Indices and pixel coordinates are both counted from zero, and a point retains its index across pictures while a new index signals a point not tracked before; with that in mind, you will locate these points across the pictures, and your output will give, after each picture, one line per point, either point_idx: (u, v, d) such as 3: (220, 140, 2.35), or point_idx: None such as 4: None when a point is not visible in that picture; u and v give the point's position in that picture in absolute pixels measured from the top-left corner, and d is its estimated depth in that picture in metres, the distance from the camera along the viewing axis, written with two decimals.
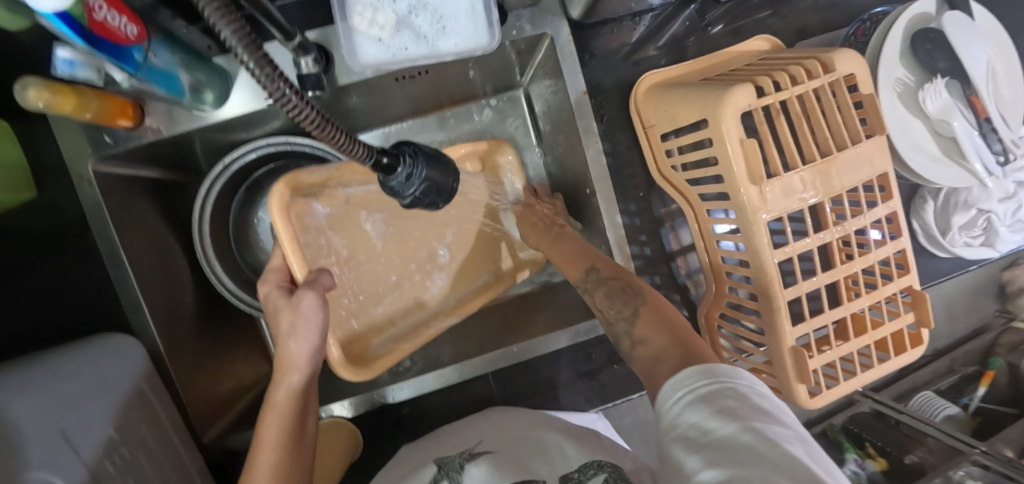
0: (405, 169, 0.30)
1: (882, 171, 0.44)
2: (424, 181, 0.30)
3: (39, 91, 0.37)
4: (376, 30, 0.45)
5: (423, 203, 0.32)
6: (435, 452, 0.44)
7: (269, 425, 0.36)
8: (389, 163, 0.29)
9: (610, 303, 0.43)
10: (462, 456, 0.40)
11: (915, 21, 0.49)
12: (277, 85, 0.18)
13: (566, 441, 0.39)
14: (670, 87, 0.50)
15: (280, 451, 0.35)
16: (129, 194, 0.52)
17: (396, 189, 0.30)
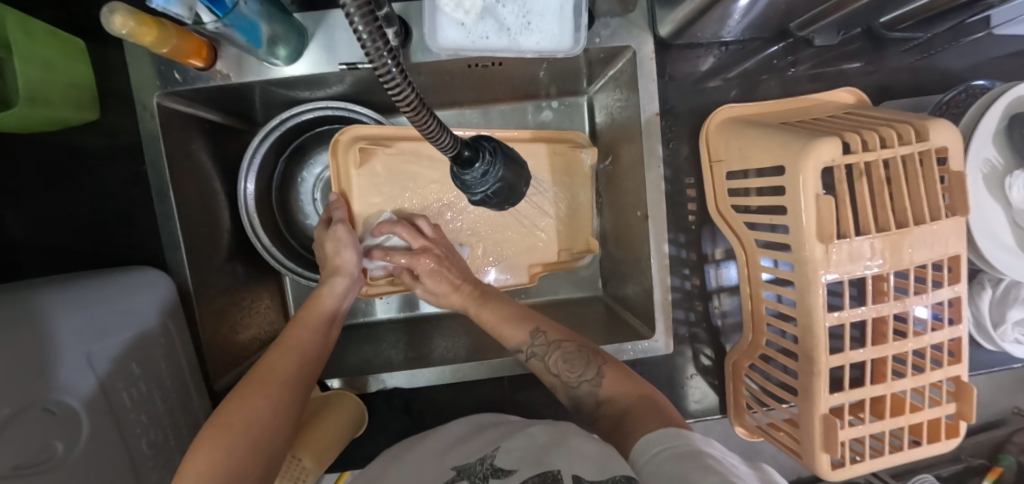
0: (484, 166, 0.29)
1: (955, 253, 0.42)
2: (499, 180, 0.30)
3: (125, 19, 0.36)
4: (461, 13, 0.44)
5: (490, 202, 0.32)
6: (451, 455, 0.41)
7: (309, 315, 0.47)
8: (469, 156, 0.28)
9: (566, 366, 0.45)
10: (482, 466, 0.36)
11: (1016, 103, 0.47)
12: (380, 51, 0.17)
13: (595, 444, 0.36)
14: (746, 125, 0.48)
15: (312, 336, 0.45)
16: (188, 132, 0.52)
17: (469, 185, 0.30)
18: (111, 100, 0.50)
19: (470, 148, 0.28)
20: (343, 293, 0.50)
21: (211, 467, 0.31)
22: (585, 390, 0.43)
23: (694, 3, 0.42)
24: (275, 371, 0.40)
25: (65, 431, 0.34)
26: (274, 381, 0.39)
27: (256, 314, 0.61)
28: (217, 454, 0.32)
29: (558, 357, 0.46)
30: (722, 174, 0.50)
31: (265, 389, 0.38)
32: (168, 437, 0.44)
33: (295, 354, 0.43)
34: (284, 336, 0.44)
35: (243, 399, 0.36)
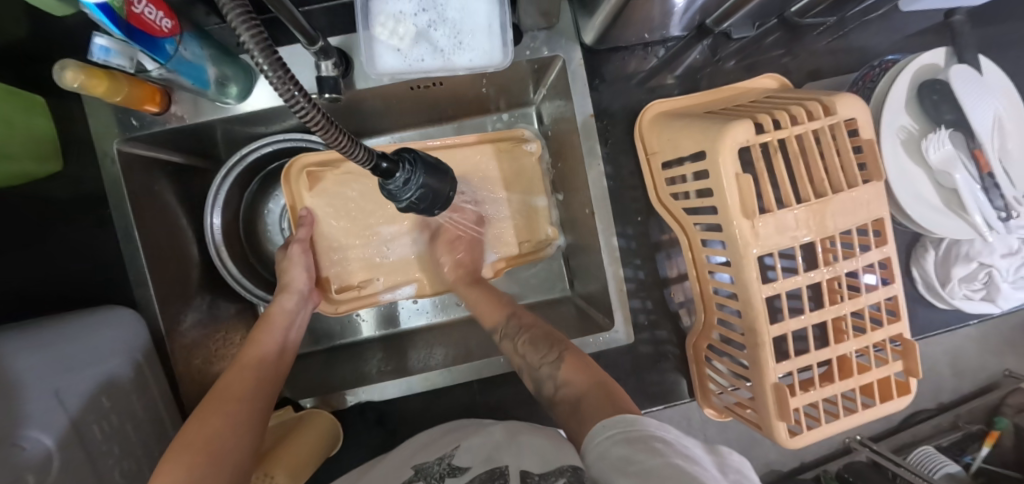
0: (404, 175, 0.31)
1: (877, 216, 0.44)
2: (420, 186, 0.32)
3: (75, 73, 0.39)
4: (395, 40, 0.47)
5: (418, 208, 0.34)
6: (413, 456, 0.44)
7: (260, 338, 0.49)
8: (389, 168, 0.29)
9: (534, 348, 0.50)
10: (440, 468, 0.39)
11: (924, 71, 0.50)
12: (288, 89, 0.18)
13: (541, 439, 0.39)
14: (674, 117, 0.51)
15: (265, 357, 0.48)
16: (149, 175, 0.55)
17: (394, 194, 0.32)
18: (73, 151, 0.52)
19: (388, 159, 0.29)
20: (295, 310, 0.53)
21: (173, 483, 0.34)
22: (550, 372, 0.47)
23: (607, 10, 0.45)
24: (235, 389, 0.43)
25: (31, 465, 0.35)
26: (235, 398, 0.42)
27: (230, 345, 0.63)
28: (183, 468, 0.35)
29: (526, 340, 0.52)
30: (658, 165, 0.53)
31: (220, 410, 0.40)
32: (142, 468, 0.46)
33: (251, 375, 0.45)
34: (240, 362, 0.47)
35: (201, 422, 0.39)
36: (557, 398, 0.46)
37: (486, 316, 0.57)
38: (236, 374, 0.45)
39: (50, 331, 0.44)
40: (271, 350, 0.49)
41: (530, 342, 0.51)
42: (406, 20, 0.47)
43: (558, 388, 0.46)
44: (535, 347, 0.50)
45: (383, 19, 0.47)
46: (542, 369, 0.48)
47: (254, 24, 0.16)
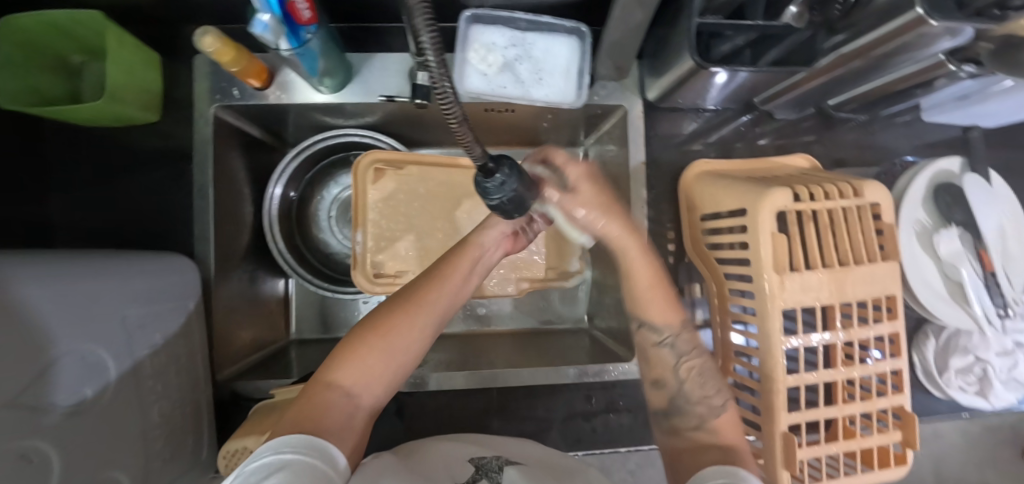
0: (502, 176, 0.35)
1: (890, 293, 0.49)
2: (515, 189, 0.36)
3: (213, 39, 0.45)
4: (484, 66, 0.54)
5: (503, 209, 0.38)
6: (461, 451, 0.45)
7: (455, 256, 0.50)
8: (492, 167, 0.35)
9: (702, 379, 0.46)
10: (495, 467, 0.41)
11: (940, 174, 0.56)
12: (445, 86, 0.20)
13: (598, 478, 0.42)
14: (717, 176, 0.56)
15: (461, 276, 0.49)
16: (232, 142, 0.60)
17: (488, 191, 0.36)
18: (171, 108, 0.57)
19: (492, 159, 0.34)
20: (497, 254, 0.55)
21: (356, 377, 0.40)
22: (700, 412, 0.45)
23: (677, 73, 0.52)
24: (430, 300, 0.45)
25: (93, 378, 0.37)
26: (424, 309, 0.45)
27: (261, 315, 0.65)
28: (366, 366, 0.40)
29: (696, 365, 0.47)
30: (697, 217, 0.58)
31: (406, 323, 0.43)
32: (174, 412, 0.47)
33: (445, 294, 0.47)
34: (436, 271, 0.48)
35: (399, 329, 0.42)
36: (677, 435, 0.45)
37: (655, 315, 0.47)
38: (435, 281, 0.47)
39: (130, 258, 0.47)
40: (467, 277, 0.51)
41: (694, 369, 0.47)
42: (501, 51, 0.54)
43: (698, 410, 0.45)
44: (704, 384, 0.46)
45: (478, 46, 0.54)
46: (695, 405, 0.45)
47: (435, 27, 0.17)
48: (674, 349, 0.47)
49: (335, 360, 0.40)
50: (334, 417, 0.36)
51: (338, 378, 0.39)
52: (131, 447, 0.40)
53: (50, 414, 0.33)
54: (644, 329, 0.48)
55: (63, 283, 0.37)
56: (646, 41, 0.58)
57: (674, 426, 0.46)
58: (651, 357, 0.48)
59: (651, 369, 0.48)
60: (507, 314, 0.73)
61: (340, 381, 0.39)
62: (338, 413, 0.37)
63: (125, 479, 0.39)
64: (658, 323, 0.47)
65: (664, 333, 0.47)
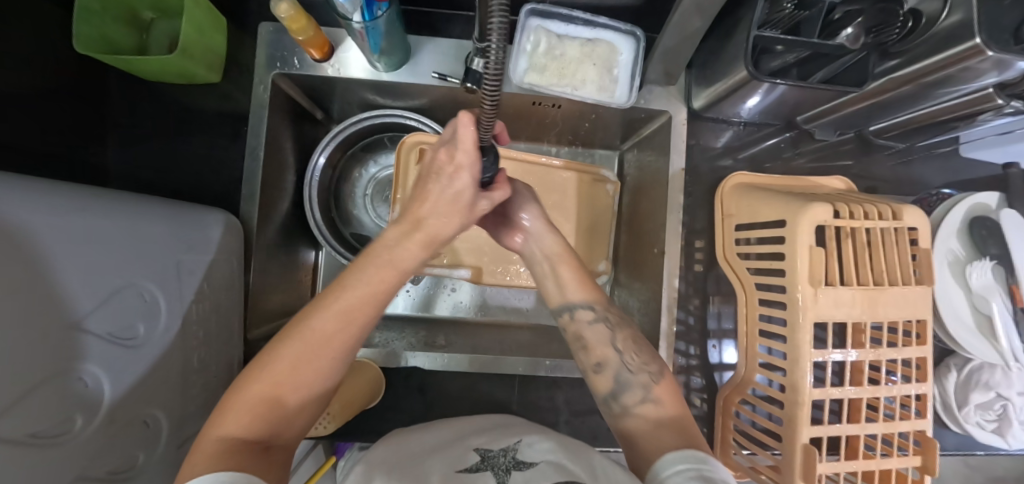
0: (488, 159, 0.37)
1: (921, 318, 0.49)
2: (487, 179, 0.39)
3: (289, 6, 0.47)
4: (538, 58, 0.55)
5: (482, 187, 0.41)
6: (472, 436, 0.47)
7: (357, 291, 0.37)
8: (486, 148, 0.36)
9: (636, 350, 0.48)
10: (505, 459, 0.41)
11: (977, 207, 0.57)
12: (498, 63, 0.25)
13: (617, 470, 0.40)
14: (755, 189, 0.57)
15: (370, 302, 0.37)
16: (286, 110, 0.61)
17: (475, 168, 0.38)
18: (234, 71, 0.59)
19: (488, 146, 0.37)
20: (419, 261, 0.39)
21: (244, 425, 0.33)
22: (642, 381, 0.46)
23: (728, 82, 0.54)
24: (315, 328, 0.36)
25: (146, 315, 0.38)
26: (310, 343, 0.35)
27: (292, 283, 0.66)
28: (252, 405, 0.34)
29: (627, 335, 0.49)
30: (731, 227, 0.59)
31: (325, 358, 0.36)
32: (210, 361, 0.48)
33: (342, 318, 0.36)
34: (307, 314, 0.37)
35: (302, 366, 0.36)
36: (633, 412, 0.45)
37: (575, 293, 0.51)
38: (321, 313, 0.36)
39: (188, 208, 0.48)
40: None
41: (628, 340, 0.48)
42: (558, 47, 0.55)
43: (643, 400, 0.45)
44: (638, 352, 0.48)
45: (534, 39, 0.55)
46: (634, 374, 0.46)
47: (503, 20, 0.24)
48: (606, 323, 0.49)
49: (218, 410, 0.34)
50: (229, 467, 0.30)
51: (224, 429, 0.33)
52: (173, 389, 0.42)
53: (108, 342, 0.35)
54: (575, 312, 0.50)
55: (128, 220, 0.38)
56: (697, 51, 0.60)
57: (622, 404, 0.45)
58: (586, 338, 0.49)
59: (589, 351, 0.49)
60: (530, 308, 0.74)
61: (229, 432, 0.33)
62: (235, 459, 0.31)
63: (164, 416, 0.41)
64: (574, 300, 0.51)
65: (595, 308, 0.50)
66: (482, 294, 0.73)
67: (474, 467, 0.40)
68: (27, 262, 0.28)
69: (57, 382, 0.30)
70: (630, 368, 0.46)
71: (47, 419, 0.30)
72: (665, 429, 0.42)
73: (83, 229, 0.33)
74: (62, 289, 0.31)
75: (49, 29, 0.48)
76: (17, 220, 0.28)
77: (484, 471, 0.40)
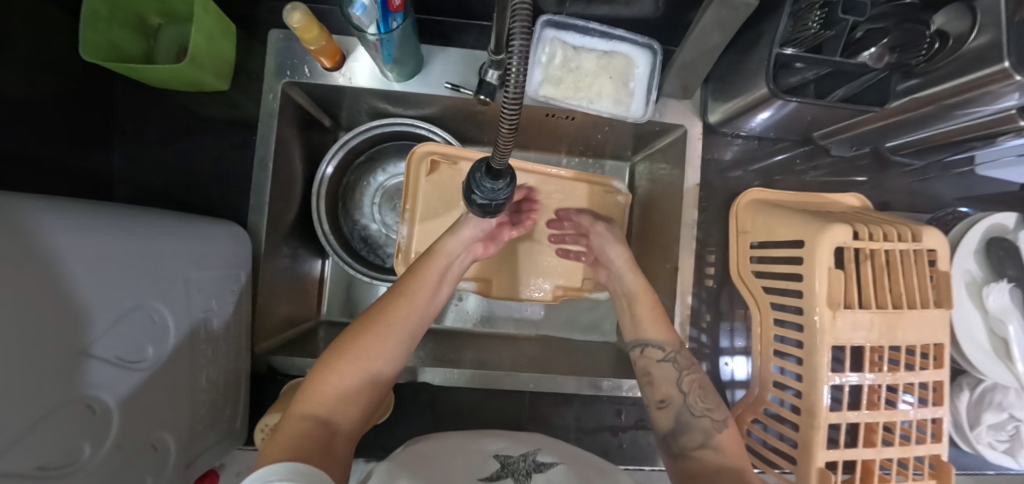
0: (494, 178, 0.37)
1: (939, 341, 0.49)
2: (503, 200, 0.38)
3: (301, 15, 0.45)
4: (552, 71, 0.55)
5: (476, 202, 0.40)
6: (489, 439, 0.45)
7: (416, 295, 0.47)
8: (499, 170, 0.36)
9: (704, 394, 0.46)
10: (526, 464, 0.41)
11: (994, 228, 0.56)
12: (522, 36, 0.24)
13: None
14: (771, 206, 0.56)
15: (422, 295, 0.48)
16: (294, 119, 0.60)
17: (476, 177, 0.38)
18: (242, 79, 0.58)
19: (505, 168, 0.36)
20: (458, 253, 0.54)
21: (323, 403, 0.37)
22: (704, 426, 0.44)
23: (747, 99, 0.53)
24: (399, 313, 0.45)
25: (155, 335, 0.37)
26: (390, 325, 0.44)
27: (298, 293, 0.65)
28: (332, 387, 0.38)
29: (695, 379, 0.47)
30: (746, 243, 0.58)
31: (399, 350, 0.43)
32: (218, 378, 0.47)
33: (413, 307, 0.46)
34: (390, 311, 0.45)
35: (371, 347, 0.42)
36: (691, 455, 0.43)
37: (652, 332, 0.51)
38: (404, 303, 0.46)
39: (196, 220, 0.47)
40: (433, 289, 0.50)
41: (695, 382, 0.47)
42: (574, 59, 0.54)
43: (704, 448, 0.43)
44: (704, 396, 0.46)
45: (548, 51, 0.54)
46: (698, 418, 0.45)
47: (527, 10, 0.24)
48: (674, 364, 0.48)
49: (300, 395, 0.38)
50: (308, 441, 0.33)
51: (312, 407, 0.37)
52: (181, 409, 0.41)
53: (118, 367, 0.34)
54: (648, 348, 0.50)
55: (138, 237, 0.37)
56: (715, 65, 0.59)
57: (680, 446, 0.44)
58: (654, 376, 0.48)
59: (653, 387, 0.48)
60: (538, 320, 0.73)
61: (309, 411, 0.37)
62: (309, 436, 0.34)
63: (173, 437, 0.40)
64: (651, 338, 0.50)
65: (665, 348, 0.49)
66: (490, 305, 0.72)
67: (495, 477, 0.39)
68: (42, 289, 0.27)
69: (65, 410, 0.29)
70: (693, 411, 0.45)
71: (55, 449, 0.29)
72: (724, 479, 0.40)
73: (97, 250, 0.32)
74: (73, 314, 0.30)
75: (55, 36, 0.47)
76: (31, 247, 0.27)
77: (505, 478, 0.39)
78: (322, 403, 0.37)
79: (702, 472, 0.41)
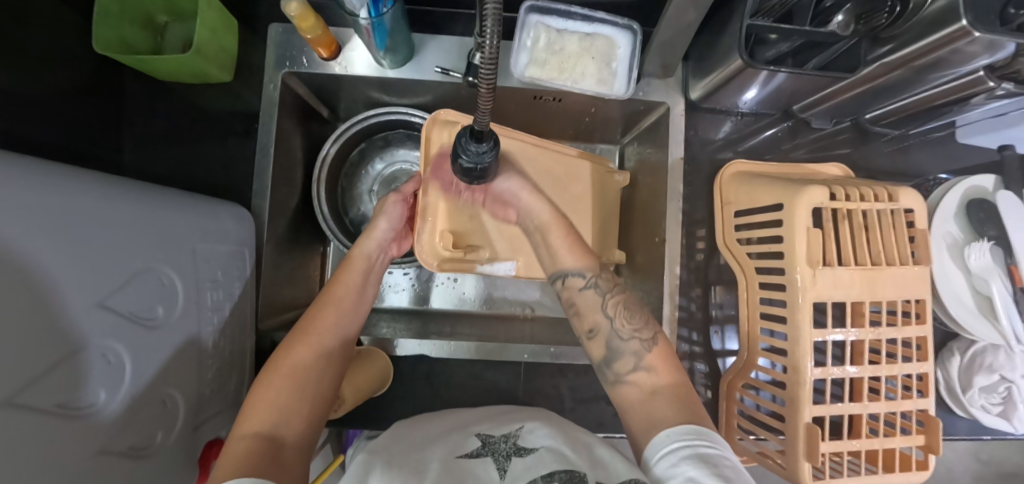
0: (478, 147, 0.39)
1: (920, 297, 0.50)
2: (488, 163, 0.41)
3: (297, 4, 0.48)
4: (537, 52, 0.57)
5: (463, 169, 0.43)
6: (474, 423, 0.48)
7: (339, 301, 0.52)
8: (480, 135, 0.38)
9: (628, 317, 0.49)
10: (506, 444, 0.42)
11: (973, 190, 0.58)
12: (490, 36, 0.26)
13: (611, 455, 0.42)
14: (753, 176, 0.58)
15: (347, 303, 0.52)
16: (295, 109, 0.64)
17: (462, 147, 0.40)
18: (245, 71, 0.61)
19: (487, 131, 0.38)
20: (378, 255, 0.58)
21: (260, 420, 0.40)
22: (634, 348, 0.48)
23: (723, 72, 0.55)
24: (318, 322, 0.49)
25: (163, 298, 0.40)
26: (315, 334, 0.48)
27: (302, 276, 0.68)
28: (270, 403, 0.41)
29: (620, 303, 0.50)
30: (731, 213, 0.60)
31: (327, 357, 0.47)
32: (225, 347, 0.50)
33: (335, 311, 0.51)
34: (310, 326, 0.48)
35: (298, 355, 0.46)
36: (627, 379, 0.47)
37: (569, 260, 0.53)
38: (322, 310, 0.51)
39: (203, 199, 0.50)
40: (356, 292, 0.54)
41: (619, 306, 0.50)
42: (558, 41, 0.57)
43: (636, 371, 0.47)
44: (630, 318, 0.49)
45: (534, 34, 0.57)
46: (627, 342, 0.48)
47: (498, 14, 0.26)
48: (597, 289, 0.51)
49: (240, 418, 0.41)
50: (252, 456, 0.36)
51: (248, 428, 0.39)
52: (189, 371, 0.43)
53: (130, 323, 0.36)
54: (570, 278, 0.53)
55: (148, 207, 0.40)
56: (693, 44, 0.61)
57: (616, 372, 0.48)
58: (579, 306, 0.51)
59: (583, 318, 0.51)
60: (534, 300, 0.74)
61: (251, 431, 0.39)
62: (257, 449, 0.37)
63: (180, 397, 0.43)
64: (570, 268, 0.53)
65: (586, 275, 0.52)
66: (487, 286, 0.74)
67: (474, 452, 0.42)
68: (65, 243, 0.30)
69: (85, 356, 0.32)
70: (623, 336, 0.48)
71: (74, 392, 0.31)
72: (655, 397, 0.44)
73: (109, 214, 0.35)
74: (92, 269, 0.32)
75: (72, 33, 0.50)
76: (54, 202, 0.30)
77: (484, 457, 0.41)
78: (259, 422, 0.39)
79: (630, 401, 0.46)
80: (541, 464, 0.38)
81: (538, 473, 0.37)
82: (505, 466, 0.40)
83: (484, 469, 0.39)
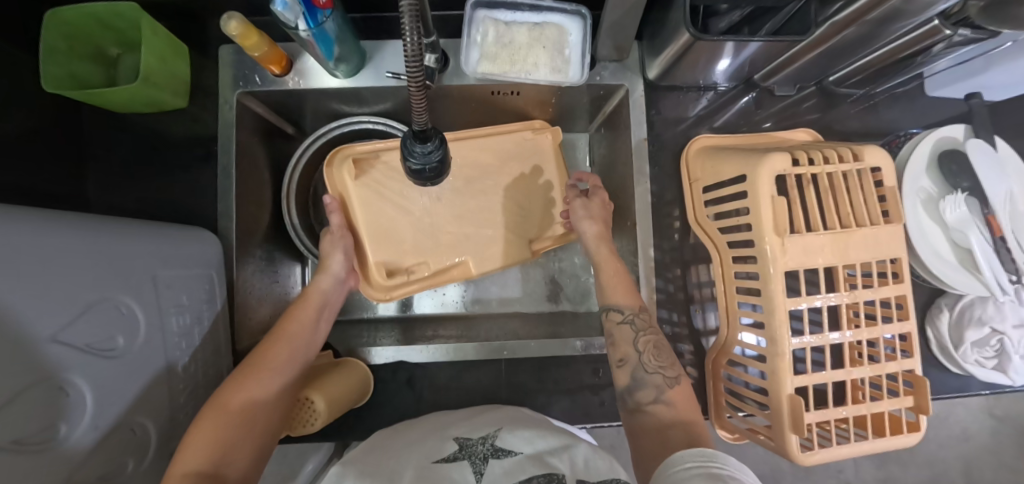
0: (427, 146, 0.39)
1: (895, 256, 0.49)
2: (437, 161, 0.40)
3: (237, 22, 0.48)
4: (486, 47, 0.57)
5: (415, 174, 0.41)
6: (454, 427, 0.47)
7: (294, 337, 0.52)
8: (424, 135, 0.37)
9: (657, 353, 0.50)
10: (483, 446, 0.42)
11: (944, 142, 0.57)
12: (416, 39, 0.24)
13: (590, 451, 0.42)
14: (717, 150, 0.57)
15: (301, 335, 0.53)
16: (255, 128, 0.64)
17: (412, 152, 0.39)
18: (200, 95, 0.62)
19: (430, 130, 0.38)
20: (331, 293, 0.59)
21: (201, 453, 0.39)
22: (657, 382, 0.48)
23: (673, 49, 0.55)
24: (272, 356, 0.49)
25: (123, 328, 0.40)
26: (268, 367, 0.48)
27: (279, 294, 0.68)
28: (213, 437, 0.41)
29: (652, 341, 0.51)
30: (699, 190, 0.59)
31: (278, 393, 0.48)
32: (196, 370, 0.50)
33: (289, 345, 0.51)
34: (263, 358, 0.49)
35: (250, 387, 0.46)
36: (647, 409, 0.47)
37: (619, 296, 0.54)
38: (277, 345, 0.51)
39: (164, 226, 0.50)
40: (312, 328, 0.55)
41: (649, 343, 0.51)
42: (506, 34, 0.56)
43: (656, 403, 0.47)
44: (659, 354, 0.50)
45: (481, 29, 0.57)
46: (651, 375, 0.49)
47: (416, 10, 0.23)
48: (633, 325, 0.52)
49: (177, 452, 0.40)
50: None
51: (187, 464, 0.39)
52: (158, 398, 0.44)
53: (89, 356, 0.36)
54: (612, 311, 0.54)
55: (103, 238, 0.40)
56: (644, 24, 0.61)
57: (634, 401, 0.48)
58: (615, 336, 0.53)
59: (615, 348, 0.52)
60: (516, 296, 0.74)
61: (190, 466, 0.38)
62: None
63: (152, 425, 0.43)
64: (618, 303, 0.54)
65: (627, 311, 0.53)
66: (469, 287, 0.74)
67: (450, 456, 0.41)
68: (18, 281, 0.30)
69: (43, 392, 0.32)
70: (648, 369, 0.49)
71: (31, 429, 0.31)
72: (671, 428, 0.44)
73: (62, 248, 0.35)
74: (47, 305, 0.32)
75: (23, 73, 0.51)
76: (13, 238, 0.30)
77: (461, 460, 0.41)
78: (201, 458, 0.39)
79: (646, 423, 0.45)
80: (517, 470, 0.38)
81: (516, 479, 0.37)
82: (483, 469, 0.40)
83: (461, 473, 0.39)
